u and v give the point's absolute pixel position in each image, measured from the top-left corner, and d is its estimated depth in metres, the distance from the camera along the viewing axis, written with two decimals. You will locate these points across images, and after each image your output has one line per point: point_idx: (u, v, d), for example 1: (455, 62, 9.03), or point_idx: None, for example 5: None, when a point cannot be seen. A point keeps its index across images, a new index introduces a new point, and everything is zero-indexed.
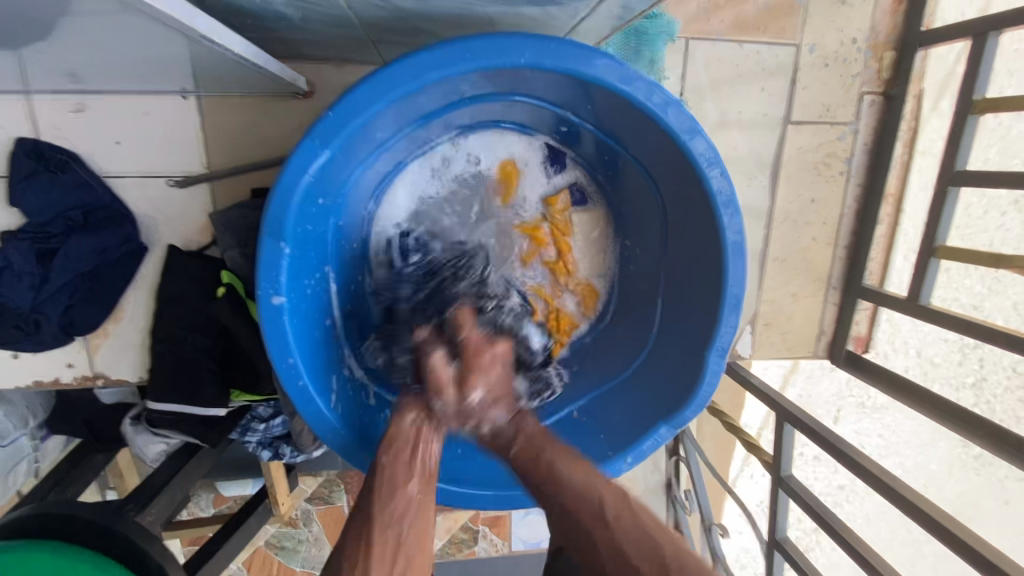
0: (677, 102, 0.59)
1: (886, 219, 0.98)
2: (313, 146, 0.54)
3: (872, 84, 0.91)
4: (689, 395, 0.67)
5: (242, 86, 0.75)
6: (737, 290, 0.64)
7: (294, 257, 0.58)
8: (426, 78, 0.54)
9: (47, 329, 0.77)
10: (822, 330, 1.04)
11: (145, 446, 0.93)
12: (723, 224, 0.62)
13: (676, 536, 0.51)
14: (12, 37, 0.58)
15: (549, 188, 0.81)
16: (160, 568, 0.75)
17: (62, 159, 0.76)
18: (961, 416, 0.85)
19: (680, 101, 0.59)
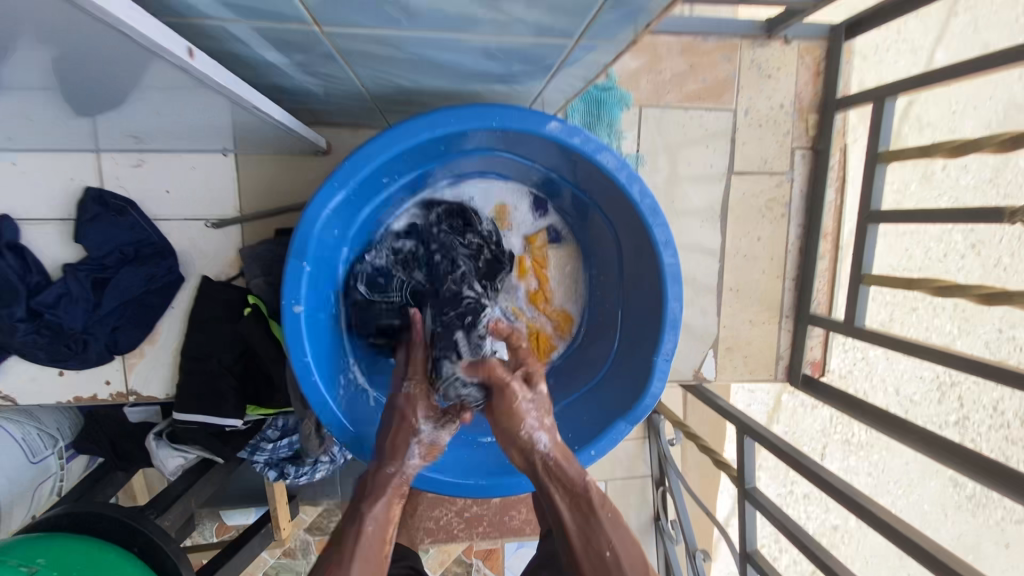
0: (623, 158, 0.74)
1: (827, 255, 1.11)
2: (332, 187, 0.69)
3: (801, 140, 1.08)
4: (642, 396, 0.77)
5: (273, 146, 0.92)
6: (675, 313, 0.76)
7: (312, 274, 0.71)
8: (420, 136, 0.70)
9: (93, 348, 0.91)
10: (779, 355, 1.16)
11: (165, 460, 1.02)
12: (664, 264, 0.76)
13: None
14: (90, 106, 0.77)
15: (530, 228, 0.95)
16: (175, 567, 0.83)
17: (121, 205, 0.91)
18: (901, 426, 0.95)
19: (626, 158, 0.74)
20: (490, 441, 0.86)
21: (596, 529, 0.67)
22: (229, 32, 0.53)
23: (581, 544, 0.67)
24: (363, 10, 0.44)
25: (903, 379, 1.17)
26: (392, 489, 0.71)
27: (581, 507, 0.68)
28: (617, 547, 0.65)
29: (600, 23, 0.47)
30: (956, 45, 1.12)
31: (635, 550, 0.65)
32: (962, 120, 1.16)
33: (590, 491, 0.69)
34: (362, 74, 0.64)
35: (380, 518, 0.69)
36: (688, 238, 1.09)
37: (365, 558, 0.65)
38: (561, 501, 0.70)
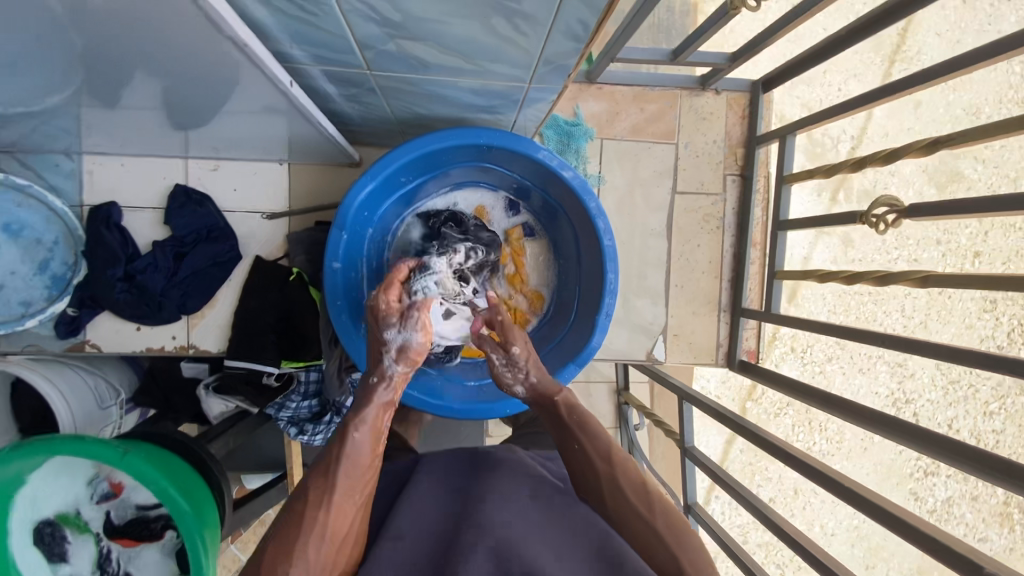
0: (575, 168, 1.03)
1: (756, 261, 1.36)
2: (365, 179, 0.97)
3: (733, 168, 1.36)
4: (586, 343, 1.03)
5: (317, 157, 1.21)
6: (611, 292, 1.03)
7: (347, 242, 0.99)
8: (430, 146, 0.98)
9: (168, 306, 1.17)
10: (719, 343, 1.40)
11: (211, 405, 1.27)
12: (605, 250, 1.03)
13: (669, 516, 0.70)
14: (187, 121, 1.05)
15: (509, 225, 1.22)
16: (219, 484, 1.07)
17: (200, 198, 1.20)
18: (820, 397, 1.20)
19: (577, 167, 1.03)
20: (473, 383, 1.13)
21: (569, 431, 0.80)
22: (306, 72, 0.83)
23: (563, 444, 0.80)
24: (394, 61, 0.73)
25: (862, 393, 1.89)
26: (374, 402, 0.77)
27: (556, 419, 0.83)
28: (583, 438, 0.79)
29: (541, 73, 0.75)
30: (890, 104, 1.68)
31: (604, 441, 0.78)
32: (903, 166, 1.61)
33: (563, 395, 0.86)
34: (389, 103, 0.93)
35: (366, 428, 0.74)
36: (641, 244, 1.37)
37: (352, 464, 0.71)
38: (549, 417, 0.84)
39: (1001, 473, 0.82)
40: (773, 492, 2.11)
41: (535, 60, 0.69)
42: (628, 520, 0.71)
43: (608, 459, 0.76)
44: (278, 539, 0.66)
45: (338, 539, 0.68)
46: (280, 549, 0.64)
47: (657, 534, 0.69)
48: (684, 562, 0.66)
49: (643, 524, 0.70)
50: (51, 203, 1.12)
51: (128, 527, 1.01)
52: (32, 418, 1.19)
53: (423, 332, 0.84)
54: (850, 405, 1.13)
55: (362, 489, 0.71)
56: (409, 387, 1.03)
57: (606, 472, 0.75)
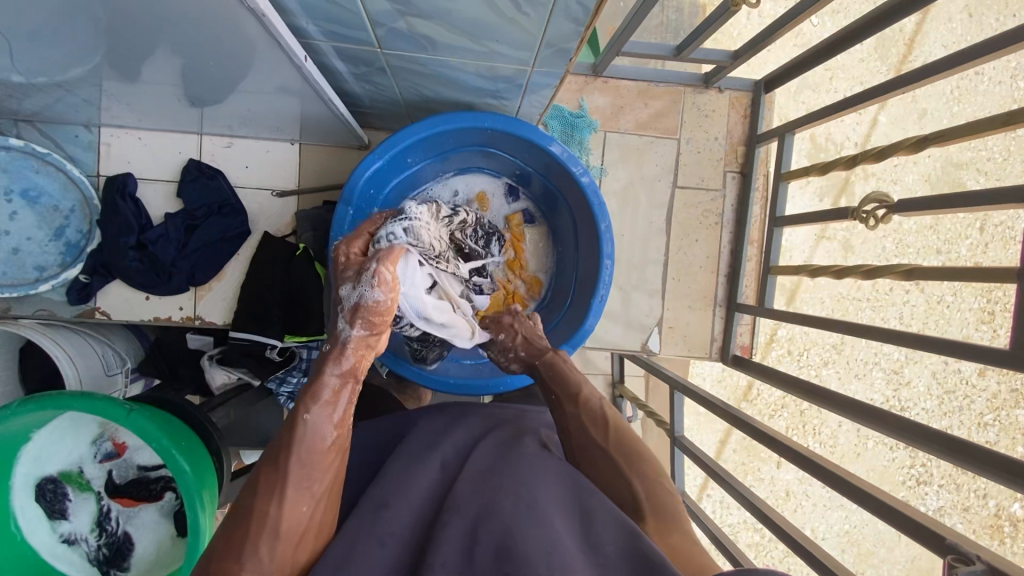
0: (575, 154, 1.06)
1: (753, 257, 1.39)
2: (372, 157, 1.00)
3: (733, 165, 1.39)
4: (581, 326, 1.06)
5: (328, 137, 1.24)
6: (606, 278, 1.06)
7: (353, 217, 1.02)
8: (435, 127, 1.01)
9: (177, 277, 1.20)
10: (713, 337, 1.42)
11: (214, 376, 1.30)
12: (602, 237, 1.06)
13: (623, 440, 0.81)
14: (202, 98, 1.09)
15: (510, 210, 1.25)
16: (219, 449, 1.11)
17: (213, 173, 1.24)
18: (818, 394, 1.22)
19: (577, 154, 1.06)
20: (468, 361, 1.18)
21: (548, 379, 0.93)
22: (320, 49, 0.86)
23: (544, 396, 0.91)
24: (404, 40, 0.76)
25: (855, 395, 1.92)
26: (329, 379, 0.75)
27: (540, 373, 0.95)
28: (557, 388, 0.90)
29: (545, 57, 0.78)
30: (894, 110, 1.70)
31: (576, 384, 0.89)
32: (904, 172, 1.63)
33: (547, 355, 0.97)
34: (399, 84, 0.96)
35: (320, 406, 0.72)
36: (640, 237, 1.40)
37: (308, 449, 0.69)
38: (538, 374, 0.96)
39: (1009, 472, 0.83)
40: (765, 493, 2.13)
41: (538, 42, 0.73)
42: (592, 455, 0.80)
43: (578, 401, 0.87)
44: (227, 539, 0.64)
45: (293, 536, 0.66)
46: (226, 552, 0.63)
47: (614, 462, 0.78)
48: (639, 486, 0.75)
49: (601, 452, 0.80)
50: (68, 171, 1.15)
51: (130, 486, 1.04)
52: (41, 381, 1.23)
53: (385, 283, 0.81)
54: (850, 401, 1.13)
55: (318, 478, 0.69)
56: (408, 361, 1.07)
57: (571, 411, 0.86)
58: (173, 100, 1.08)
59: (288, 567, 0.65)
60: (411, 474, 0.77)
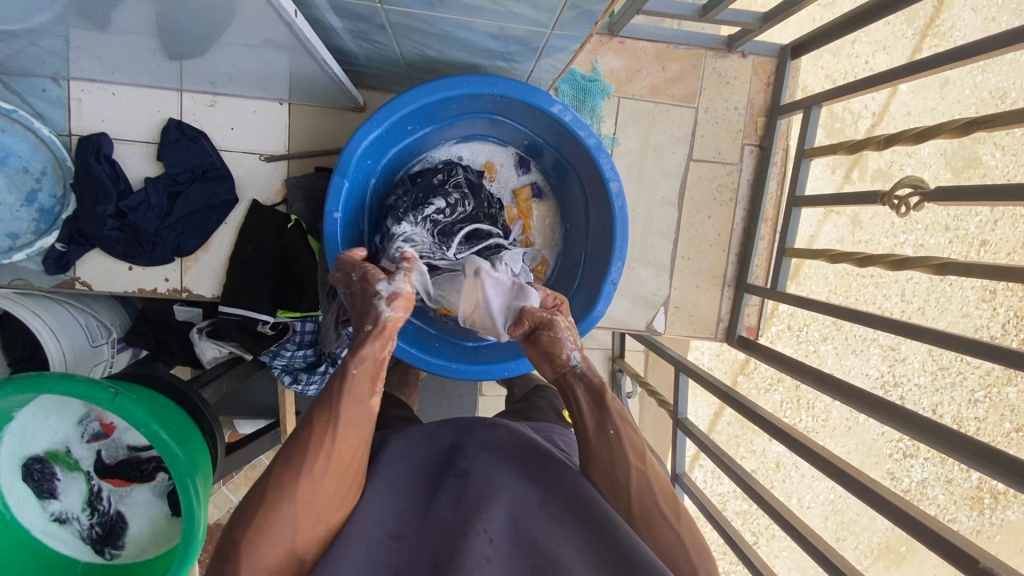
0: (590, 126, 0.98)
1: (766, 236, 1.34)
2: (370, 126, 0.92)
3: (752, 138, 1.31)
4: (591, 310, 1.01)
5: (321, 98, 1.14)
6: (618, 262, 1.00)
7: (349, 191, 0.94)
8: (439, 94, 0.93)
9: (161, 248, 1.13)
10: (720, 318, 1.38)
11: (204, 349, 1.25)
12: (616, 218, 1.00)
13: (689, 524, 0.68)
14: (181, 53, 0.98)
15: (517, 183, 1.19)
16: (212, 430, 1.08)
17: (195, 134, 1.14)
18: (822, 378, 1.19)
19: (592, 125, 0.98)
20: (471, 343, 1.11)
21: (607, 419, 0.75)
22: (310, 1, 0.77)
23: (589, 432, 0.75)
24: None
25: (852, 373, 1.93)
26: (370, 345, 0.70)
27: (593, 399, 0.77)
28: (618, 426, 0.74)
29: (565, 19, 0.70)
30: None
31: (639, 438, 0.74)
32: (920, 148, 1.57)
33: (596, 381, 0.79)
34: (398, 43, 0.87)
35: (364, 363, 0.68)
36: (654, 210, 1.33)
37: (355, 402, 0.67)
38: (582, 398, 0.77)
39: (1005, 469, 0.82)
40: (756, 464, 2.18)
41: (560, 3, 0.64)
42: (647, 523, 0.68)
43: (642, 457, 0.72)
44: (279, 471, 0.62)
45: (344, 463, 0.65)
46: (284, 474, 0.62)
47: (681, 545, 0.66)
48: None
49: (666, 531, 0.67)
50: (38, 130, 1.06)
51: (117, 467, 1.01)
52: (23, 353, 1.18)
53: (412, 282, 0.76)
54: (851, 388, 1.12)
55: (363, 426, 0.67)
56: (408, 344, 1.01)
57: (636, 472, 0.71)
58: (148, 53, 0.98)
59: (332, 507, 0.63)
60: (437, 507, 0.69)
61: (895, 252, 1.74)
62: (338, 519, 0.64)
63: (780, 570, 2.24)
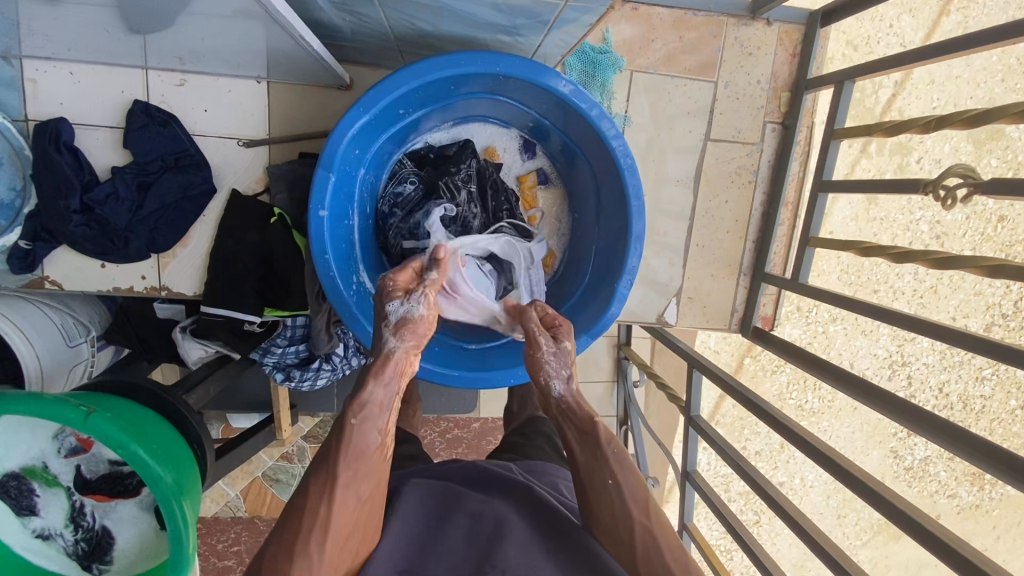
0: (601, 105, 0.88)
1: (785, 221, 1.26)
2: (358, 111, 0.82)
3: (773, 115, 1.21)
4: (604, 311, 0.92)
5: (302, 76, 1.03)
6: (634, 258, 0.91)
7: (336, 185, 0.84)
8: (435, 74, 0.83)
9: (134, 244, 1.03)
10: (734, 308, 1.31)
11: (188, 350, 1.18)
12: (632, 209, 0.90)
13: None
14: (143, 26, 0.86)
15: (521, 169, 1.10)
16: (199, 436, 1.01)
17: (165, 118, 1.03)
18: (840, 375, 1.12)
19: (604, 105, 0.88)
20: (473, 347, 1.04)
21: (602, 465, 0.69)
22: None
23: (586, 482, 0.69)
24: None
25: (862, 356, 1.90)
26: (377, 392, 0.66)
27: (589, 445, 0.71)
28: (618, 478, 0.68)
29: None
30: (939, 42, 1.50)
31: (641, 491, 0.68)
32: None
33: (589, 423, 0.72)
34: (387, 15, 0.77)
35: (368, 415, 0.65)
36: (666, 195, 1.24)
37: (353, 465, 0.62)
38: (571, 435, 0.73)
39: (1006, 466, 0.82)
40: (760, 446, 2.15)
41: None
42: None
43: (646, 511, 0.67)
44: (273, 548, 0.60)
45: (342, 535, 0.61)
46: (278, 551, 0.59)
47: None
48: None
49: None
50: None
51: (101, 482, 0.94)
52: None
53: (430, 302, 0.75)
54: (856, 380, 1.09)
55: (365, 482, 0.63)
56: None
57: (641, 522, 0.66)
58: (105, 28, 0.87)
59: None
60: (444, 560, 0.69)
61: (911, 229, 1.67)
62: (353, 567, 0.63)
63: (781, 547, 2.25)
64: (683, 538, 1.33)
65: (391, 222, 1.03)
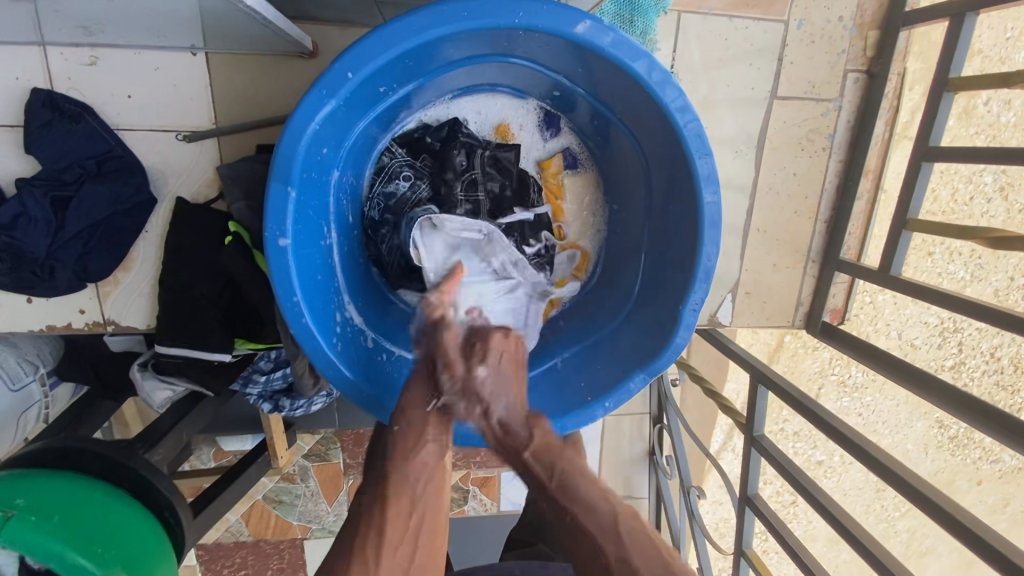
0: (648, 55, 0.63)
1: (866, 194, 1.01)
2: (320, 96, 0.58)
3: (857, 62, 0.96)
4: (667, 340, 0.72)
5: (250, 43, 0.78)
6: (707, 268, 0.69)
7: (299, 201, 0.61)
8: (427, 35, 0.58)
9: (60, 275, 0.81)
10: (800, 301, 1.09)
11: (152, 392, 0.99)
12: (704, 204, 0.67)
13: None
14: None
15: (543, 151, 0.87)
16: (169, 502, 0.83)
17: (77, 110, 0.79)
18: (934, 386, 0.88)
19: (651, 54, 0.63)
20: None
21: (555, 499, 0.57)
22: None
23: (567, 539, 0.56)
24: None
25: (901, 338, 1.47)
26: (424, 410, 0.64)
27: (536, 484, 0.60)
28: (575, 509, 0.55)
29: None
30: None
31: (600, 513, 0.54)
32: None
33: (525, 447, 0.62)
34: None
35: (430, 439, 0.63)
36: (719, 170, 1.00)
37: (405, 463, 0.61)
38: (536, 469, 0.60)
39: None
40: None
41: None
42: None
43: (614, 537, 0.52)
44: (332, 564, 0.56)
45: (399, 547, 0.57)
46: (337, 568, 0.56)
47: None
48: None
49: None
50: None
51: None
52: None
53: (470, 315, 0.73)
54: (918, 374, 0.90)
55: (422, 486, 0.61)
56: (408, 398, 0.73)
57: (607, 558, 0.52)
58: None
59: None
60: None
61: None
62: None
63: None
64: (740, 564, 1.16)
65: (382, 230, 0.82)
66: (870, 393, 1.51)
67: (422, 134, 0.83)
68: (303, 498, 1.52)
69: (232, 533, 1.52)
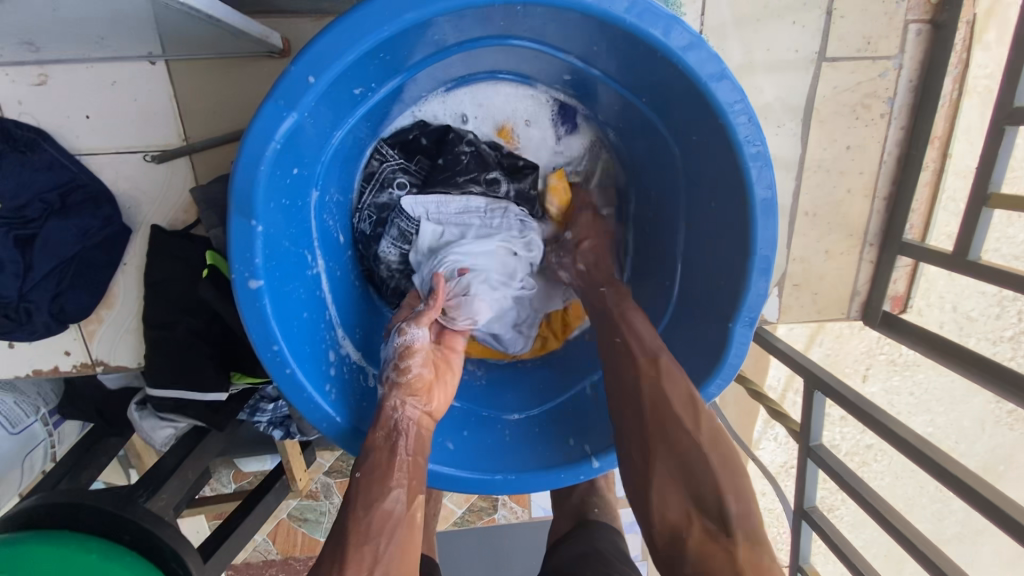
0: (675, 19, 0.51)
1: (931, 164, 0.87)
2: (279, 108, 0.48)
3: (919, 10, 0.81)
4: (718, 363, 0.61)
5: (210, 46, 0.68)
6: (760, 278, 0.58)
7: (269, 236, 0.52)
8: (403, 20, 0.48)
9: (38, 320, 0.73)
10: (855, 291, 0.97)
11: (152, 431, 0.93)
12: (756, 203, 0.55)
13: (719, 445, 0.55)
14: None
15: (557, 145, 0.76)
16: (174, 552, 0.76)
17: (30, 137, 0.71)
18: None
19: (679, 17, 0.51)
20: (515, 419, 0.73)
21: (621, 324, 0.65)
22: None
23: (631, 391, 0.60)
24: None
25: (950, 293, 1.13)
26: (380, 437, 0.58)
27: (606, 322, 0.67)
28: (629, 340, 0.63)
29: None
30: None
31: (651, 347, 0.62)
32: None
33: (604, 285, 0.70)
34: None
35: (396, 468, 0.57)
36: None
37: (367, 492, 0.55)
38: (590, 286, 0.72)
39: None
40: None
41: None
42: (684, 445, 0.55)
43: (656, 369, 0.60)
44: None
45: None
46: None
47: (700, 451, 0.55)
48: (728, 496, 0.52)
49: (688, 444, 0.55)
50: None
51: None
52: None
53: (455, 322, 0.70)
54: (1003, 371, 0.75)
55: (387, 537, 0.54)
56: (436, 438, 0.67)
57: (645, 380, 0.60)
58: None
59: None
60: None
61: None
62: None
63: None
64: None
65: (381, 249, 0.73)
66: (921, 370, 1.31)
67: (415, 136, 0.72)
68: (327, 514, 1.47)
69: (259, 553, 1.49)
